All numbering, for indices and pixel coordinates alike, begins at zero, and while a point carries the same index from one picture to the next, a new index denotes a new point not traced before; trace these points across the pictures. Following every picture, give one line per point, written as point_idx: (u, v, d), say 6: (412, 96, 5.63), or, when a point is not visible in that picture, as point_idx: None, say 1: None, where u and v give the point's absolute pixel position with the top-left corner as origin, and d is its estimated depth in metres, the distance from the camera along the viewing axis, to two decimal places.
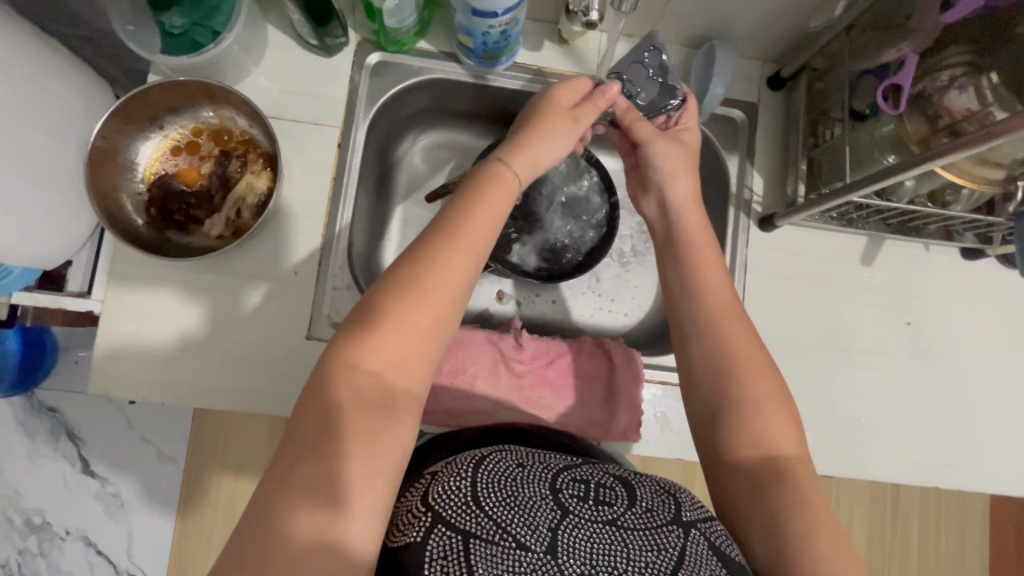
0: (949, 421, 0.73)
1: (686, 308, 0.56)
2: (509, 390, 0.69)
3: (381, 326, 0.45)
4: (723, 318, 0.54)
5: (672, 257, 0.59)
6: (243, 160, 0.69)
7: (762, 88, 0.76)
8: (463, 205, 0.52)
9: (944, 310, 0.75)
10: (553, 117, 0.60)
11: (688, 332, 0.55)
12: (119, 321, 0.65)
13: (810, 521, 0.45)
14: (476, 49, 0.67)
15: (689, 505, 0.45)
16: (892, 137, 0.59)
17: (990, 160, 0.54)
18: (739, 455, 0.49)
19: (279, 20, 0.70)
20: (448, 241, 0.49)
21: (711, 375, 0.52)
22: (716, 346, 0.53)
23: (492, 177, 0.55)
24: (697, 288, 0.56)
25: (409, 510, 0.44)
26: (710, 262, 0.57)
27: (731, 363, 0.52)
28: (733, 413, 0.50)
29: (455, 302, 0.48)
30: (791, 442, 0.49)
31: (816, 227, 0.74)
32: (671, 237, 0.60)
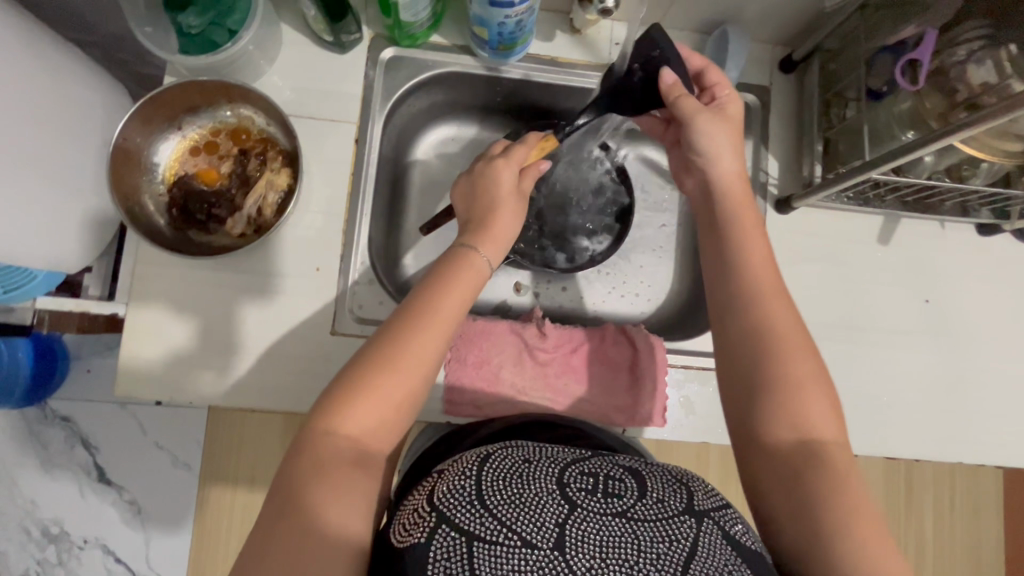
0: (971, 397, 0.73)
1: (725, 288, 0.57)
2: (534, 379, 0.69)
3: (361, 386, 0.47)
4: (764, 291, 0.55)
5: (712, 242, 0.59)
6: (262, 158, 0.69)
7: (774, 72, 0.76)
8: (434, 287, 0.54)
9: (961, 286, 0.75)
10: (507, 197, 0.62)
11: (726, 319, 0.55)
12: (145, 321, 0.65)
13: (846, 509, 0.45)
14: (490, 40, 0.67)
15: (703, 493, 0.46)
16: (911, 113, 0.59)
17: (1009, 132, 0.55)
18: (777, 439, 0.49)
19: (293, 18, 0.71)
20: (421, 315, 0.52)
21: (747, 360, 0.53)
22: (751, 323, 0.54)
23: (464, 263, 0.57)
24: (733, 263, 0.57)
25: (414, 510, 0.44)
26: (752, 237, 0.58)
27: (770, 341, 0.52)
28: (770, 393, 0.50)
29: (422, 385, 0.50)
30: (832, 424, 0.49)
31: (832, 207, 0.74)
32: (714, 216, 0.60)
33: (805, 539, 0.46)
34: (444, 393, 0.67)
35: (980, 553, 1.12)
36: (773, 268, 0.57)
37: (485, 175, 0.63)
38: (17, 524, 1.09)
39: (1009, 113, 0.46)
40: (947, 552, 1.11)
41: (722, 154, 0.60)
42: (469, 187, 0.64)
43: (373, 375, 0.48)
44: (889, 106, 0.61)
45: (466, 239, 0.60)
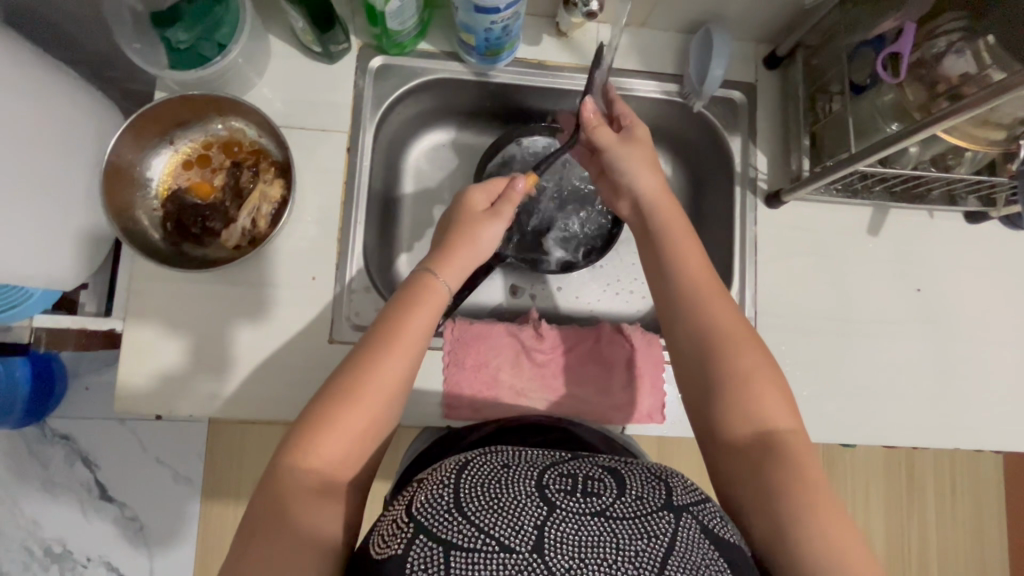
0: (966, 383, 0.74)
1: (672, 291, 0.58)
2: (533, 380, 0.70)
3: (329, 417, 0.49)
4: (703, 293, 0.57)
5: (652, 250, 0.61)
6: (255, 170, 0.70)
7: (759, 68, 0.77)
8: (395, 314, 0.55)
9: (952, 273, 0.76)
10: (472, 221, 0.62)
11: (674, 319, 0.57)
12: (142, 337, 0.66)
13: (804, 498, 0.46)
14: (478, 46, 0.68)
15: (681, 490, 0.46)
16: (894, 105, 0.60)
17: (990, 121, 0.55)
18: (733, 433, 0.50)
19: (280, 29, 0.71)
20: (386, 344, 0.53)
21: (697, 357, 0.54)
22: (697, 322, 0.55)
23: (424, 288, 0.58)
24: (676, 270, 0.59)
25: (392, 520, 0.44)
26: (688, 245, 0.60)
27: (716, 339, 0.54)
28: (722, 392, 0.52)
29: (391, 406, 0.52)
30: (785, 414, 0.50)
31: (822, 199, 0.74)
32: (648, 231, 0.62)
33: (769, 532, 0.46)
34: (443, 397, 0.68)
35: (982, 539, 1.13)
36: (709, 269, 0.59)
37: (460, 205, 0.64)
38: (19, 544, 1.08)
39: (990, 102, 0.47)
40: (950, 539, 1.12)
41: (642, 174, 0.63)
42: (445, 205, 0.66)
43: (340, 405, 0.49)
44: (872, 98, 0.62)
45: (427, 262, 0.61)
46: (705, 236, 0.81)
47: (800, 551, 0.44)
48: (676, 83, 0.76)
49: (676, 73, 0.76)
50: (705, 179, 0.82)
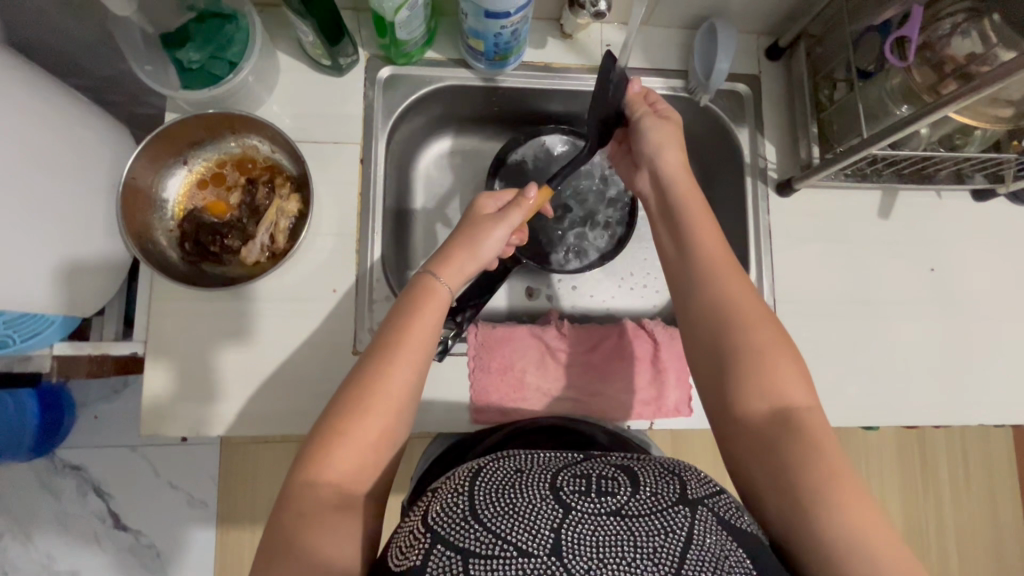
0: (983, 359, 0.75)
1: (685, 268, 0.58)
2: (559, 380, 0.70)
3: (338, 427, 0.48)
4: (715, 270, 0.56)
5: (669, 226, 0.62)
6: (270, 186, 0.70)
7: (761, 60, 0.78)
8: (401, 319, 0.54)
9: (962, 252, 0.77)
10: (476, 221, 0.62)
11: (688, 296, 0.57)
12: (166, 358, 0.65)
13: (824, 471, 0.45)
14: (487, 51, 0.68)
15: (695, 482, 0.45)
16: (902, 87, 0.61)
17: (999, 99, 0.57)
18: (748, 409, 0.49)
19: (288, 45, 0.71)
20: (387, 352, 0.52)
21: (710, 334, 0.54)
22: (709, 298, 0.55)
23: (423, 291, 0.57)
24: (689, 249, 0.59)
25: (409, 531, 0.43)
26: (702, 219, 0.60)
27: (730, 316, 0.53)
28: (736, 367, 0.51)
29: (402, 415, 0.50)
30: (800, 389, 0.49)
31: (832, 185, 0.75)
32: (668, 206, 0.62)
33: (789, 508, 0.45)
34: (471, 402, 0.67)
35: (998, 516, 1.14)
36: (721, 243, 0.59)
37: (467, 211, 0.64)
38: None
39: (1001, 81, 0.48)
40: (967, 517, 1.13)
41: (668, 148, 0.63)
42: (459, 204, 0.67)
43: (350, 416, 0.48)
44: (880, 83, 0.63)
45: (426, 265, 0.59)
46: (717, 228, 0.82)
47: (822, 525, 0.43)
48: (682, 78, 0.77)
49: (681, 69, 0.77)
50: (714, 172, 0.83)
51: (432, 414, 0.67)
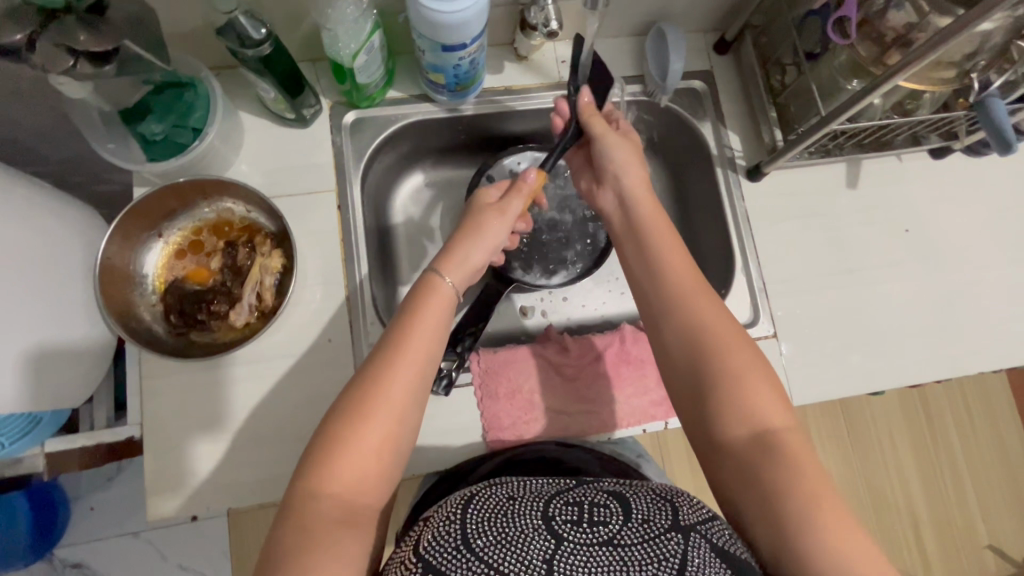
0: (970, 309, 0.77)
1: (653, 289, 0.58)
2: (569, 395, 0.69)
3: (344, 439, 0.46)
4: (685, 293, 0.56)
5: (635, 247, 0.62)
6: (250, 246, 0.69)
7: (711, 55, 0.80)
8: (403, 321, 0.53)
9: (931, 210, 0.80)
10: (482, 210, 0.63)
11: (659, 315, 0.57)
12: (164, 435, 0.63)
13: (807, 497, 0.45)
14: (447, 83, 0.69)
15: (687, 507, 0.45)
16: (850, 63, 0.63)
17: (942, 63, 0.59)
18: (728, 434, 0.50)
19: (248, 103, 0.71)
20: (389, 356, 0.50)
21: (684, 355, 0.54)
22: (681, 319, 0.55)
23: (427, 289, 0.56)
24: (656, 272, 0.59)
25: (400, 562, 0.42)
26: (668, 241, 0.60)
27: (704, 336, 0.53)
28: (714, 390, 0.51)
29: (405, 417, 0.49)
30: (778, 409, 0.50)
31: (799, 164, 0.77)
32: (634, 228, 0.63)
33: (775, 535, 0.45)
34: (484, 430, 0.66)
35: (1010, 458, 1.16)
36: (688, 262, 0.59)
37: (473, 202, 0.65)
38: None
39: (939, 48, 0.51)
40: (981, 465, 1.15)
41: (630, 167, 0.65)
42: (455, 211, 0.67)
43: (345, 429, 0.47)
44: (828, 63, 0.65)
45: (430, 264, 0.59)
46: (697, 221, 0.84)
47: (810, 554, 0.43)
48: (639, 83, 0.79)
49: (636, 74, 0.79)
50: (684, 168, 0.85)
51: (448, 449, 0.66)
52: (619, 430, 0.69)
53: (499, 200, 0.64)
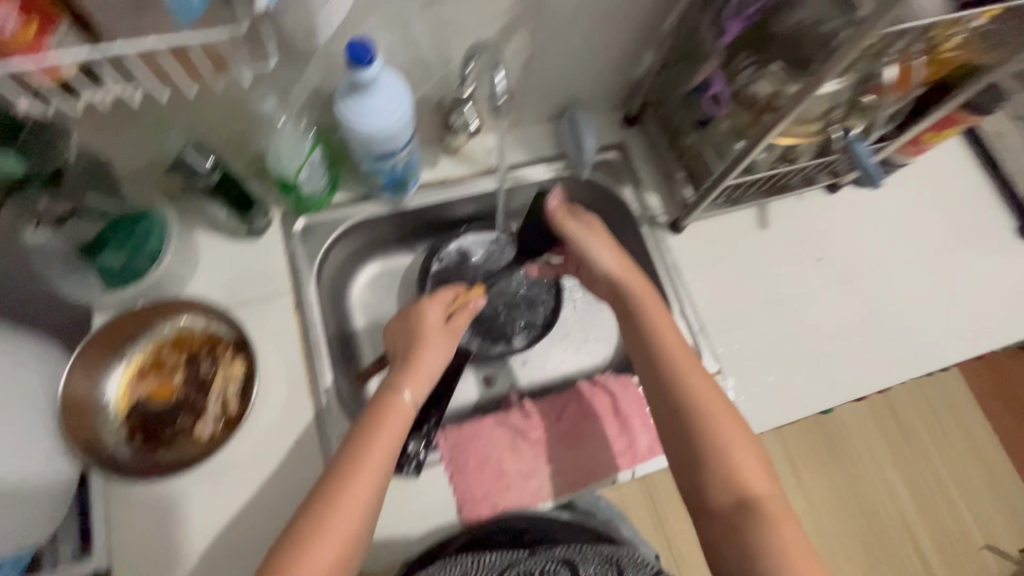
0: (884, 322, 0.86)
1: (649, 367, 0.66)
2: (537, 457, 0.72)
3: (302, 554, 0.52)
4: (683, 370, 0.64)
5: (628, 330, 0.69)
6: (212, 356, 0.71)
7: (620, 129, 0.91)
8: (362, 437, 0.59)
9: (835, 238, 0.90)
10: (432, 334, 0.69)
11: (659, 389, 0.64)
12: (135, 560, 0.62)
13: (780, 556, 0.54)
14: (386, 184, 0.77)
15: (631, 566, 0.60)
16: (732, 128, 0.73)
17: (806, 120, 0.69)
18: (716, 498, 0.58)
19: (200, 221, 0.75)
20: (347, 473, 0.56)
21: (680, 425, 0.62)
22: (677, 394, 0.63)
23: (387, 407, 0.62)
24: (654, 352, 0.66)
25: None
26: (662, 325, 0.67)
27: (698, 412, 0.61)
28: (705, 459, 0.60)
29: (360, 531, 0.55)
30: (760, 478, 0.59)
31: (713, 214, 0.87)
32: (625, 310, 0.70)
33: None
34: (459, 505, 0.68)
35: None
36: (681, 343, 0.67)
37: (415, 317, 0.70)
38: None
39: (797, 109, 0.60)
40: None
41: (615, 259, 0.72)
42: (401, 325, 0.70)
43: (304, 544, 0.53)
44: (714, 129, 0.75)
45: (393, 380, 0.65)
46: None
47: None
48: (562, 161, 0.88)
49: (558, 154, 0.88)
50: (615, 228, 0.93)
51: (424, 529, 0.67)
52: (586, 485, 0.71)
53: (444, 320, 0.71)
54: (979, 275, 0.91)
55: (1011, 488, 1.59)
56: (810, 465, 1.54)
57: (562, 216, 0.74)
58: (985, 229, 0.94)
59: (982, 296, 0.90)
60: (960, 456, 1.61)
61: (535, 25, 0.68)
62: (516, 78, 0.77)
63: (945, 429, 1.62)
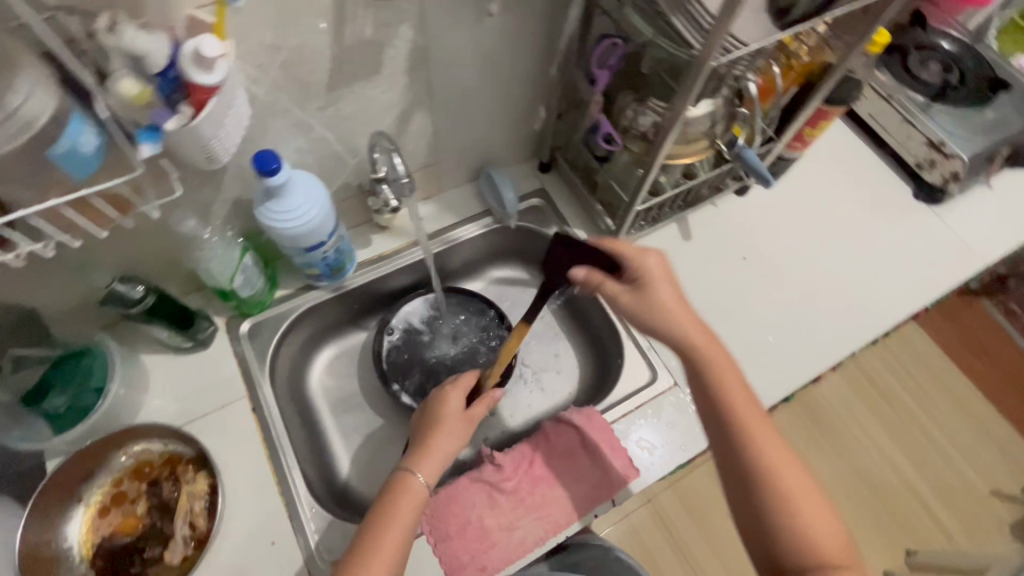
0: (818, 304, 0.91)
1: (713, 417, 0.61)
2: (517, 507, 0.72)
3: None
4: (750, 418, 0.60)
5: (688, 375, 0.64)
6: (174, 477, 0.70)
7: (538, 176, 0.97)
8: (376, 521, 0.61)
9: (755, 235, 0.96)
10: (449, 420, 0.70)
11: (724, 438, 0.60)
12: None
13: None
14: (323, 272, 0.79)
15: None
16: (631, 159, 0.77)
17: (690, 139, 0.76)
18: (786, 561, 0.54)
19: (147, 343, 0.77)
20: (361, 557, 0.58)
21: (750, 480, 0.57)
22: (744, 444, 0.58)
23: (402, 489, 0.63)
24: (716, 399, 0.61)
25: None
26: (725, 368, 0.62)
27: (767, 467, 0.57)
28: (776, 518, 0.55)
29: None
30: (833, 539, 0.55)
31: (639, 236, 0.93)
32: (686, 355, 0.64)
33: None
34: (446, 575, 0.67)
35: None
36: (745, 386, 0.62)
37: (437, 401, 0.73)
38: None
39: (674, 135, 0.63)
40: None
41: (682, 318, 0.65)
42: (426, 413, 0.73)
43: None
44: (615, 162, 0.80)
45: (405, 461, 0.66)
46: (580, 306, 0.95)
47: None
48: (489, 216, 0.93)
49: (484, 210, 0.93)
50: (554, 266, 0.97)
51: None
52: (568, 526, 0.72)
53: (464, 406, 0.72)
54: (892, 243, 0.98)
55: (998, 431, 1.63)
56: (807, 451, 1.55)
57: (597, 278, 0.69)
58: (887, 198, 1.02)
59: (900, 261, 0.97)
60: (943, 410, 1.65)
61: (431, 102, 0.73)
62: (427, 151, 0.82)
63: (921, 387, 1.67)
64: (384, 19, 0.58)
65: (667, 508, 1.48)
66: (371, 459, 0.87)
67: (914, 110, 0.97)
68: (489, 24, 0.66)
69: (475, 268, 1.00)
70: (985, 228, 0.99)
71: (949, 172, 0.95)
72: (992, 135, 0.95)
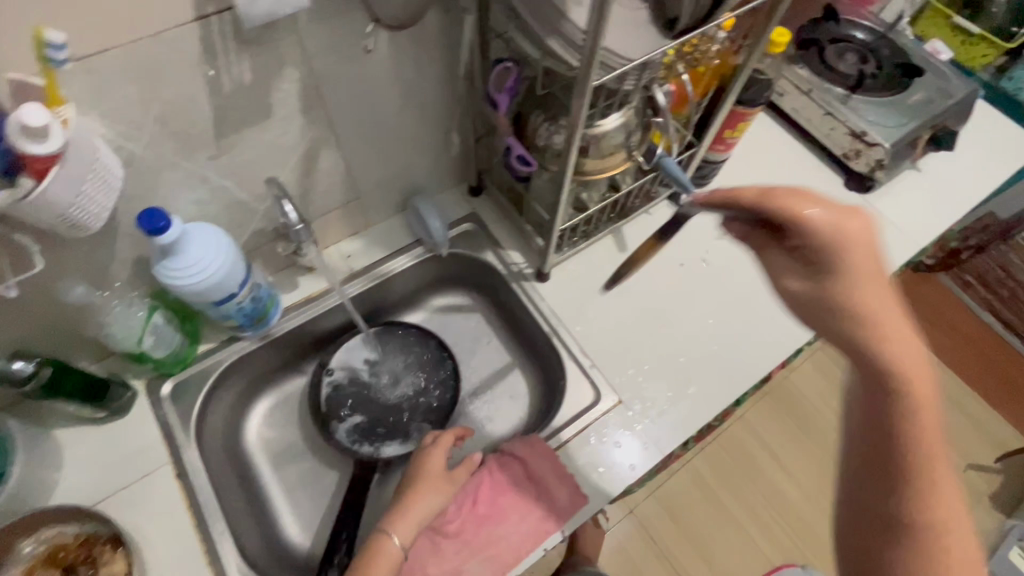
0: (762, 303, 0.90)
1: (885, 446, 0.46)
2: (462, 551, 0.70)
3: None
4: (934, 466, 0.45)
5: (878, 388, 0.47)
6: (89, 560, 0.65)
7: (470, 200, 0.94)
8: None
9: (692, 240, 0.95)
10: (431, 479, 0.70)
11: (890, 476, 0.46)
12: None
13: None
14: (244, 322, 0.76)
15: None
16: (549, 180, 0.75)
17: (607, 154, 0.75)
18: None
19: (58, 419, 0.72)
20: None
21: (892, 530, 0.46)
22: (909, 494, 0.46)
23: (377, 553, 0.64)
24: (898, 421, 0.46)
25: None
26: (926, 397, 0.46)
27: (928, 531, 0.45)
28: None
29: None
30: None
31: (575, 252, 0.91)
32: (878, 372, 0.47)
33: None
34: None
35: None
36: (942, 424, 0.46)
37: (419, 459, 0.72)
38: None
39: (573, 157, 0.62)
40: None
41: (890, 321, 0.46)
42: (411, 467, 0.72)
43: None
44: (536, 183, 0.78)
45: (384, 521, 0.67)
46: (523, 328, 0.92)
47: None
48: (420, 246, 0.90)
49: (415, 240, 0.91)
50: (493, 290, 0.95)
51: None
52: (517, 564, 0.70)
53: (445, 465, 0.72)
54: None
55: (967, 403, 1.64)
56: (783, 443, 1.54)
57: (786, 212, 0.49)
58: (821, 190, 1.02)
59: None
60: None
61: (336, 140, 0.71)
62: (343, 187, 0.79)
63: None
64: (263, 63, 0.56)
65: (649, 516, 1.45)
66: (317, 511, 0.83)
67: (834, 103, 0.98)
68: (382, 54, 0.64)
69: (415, 300, 0.97)
70: (916, 212, 1.01)
71: (874, 160, 0.96)
72: (911, 121, 0.96)
